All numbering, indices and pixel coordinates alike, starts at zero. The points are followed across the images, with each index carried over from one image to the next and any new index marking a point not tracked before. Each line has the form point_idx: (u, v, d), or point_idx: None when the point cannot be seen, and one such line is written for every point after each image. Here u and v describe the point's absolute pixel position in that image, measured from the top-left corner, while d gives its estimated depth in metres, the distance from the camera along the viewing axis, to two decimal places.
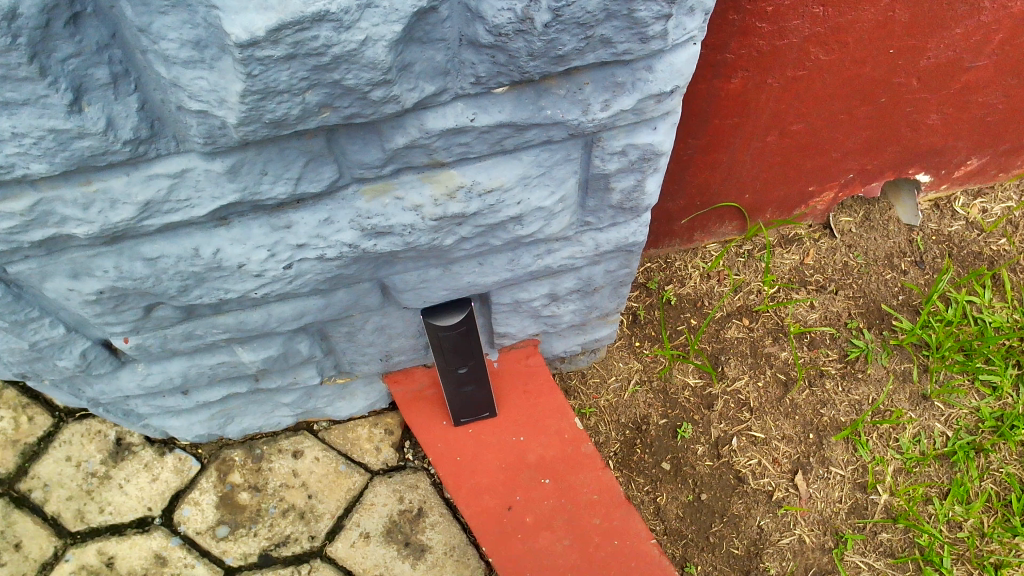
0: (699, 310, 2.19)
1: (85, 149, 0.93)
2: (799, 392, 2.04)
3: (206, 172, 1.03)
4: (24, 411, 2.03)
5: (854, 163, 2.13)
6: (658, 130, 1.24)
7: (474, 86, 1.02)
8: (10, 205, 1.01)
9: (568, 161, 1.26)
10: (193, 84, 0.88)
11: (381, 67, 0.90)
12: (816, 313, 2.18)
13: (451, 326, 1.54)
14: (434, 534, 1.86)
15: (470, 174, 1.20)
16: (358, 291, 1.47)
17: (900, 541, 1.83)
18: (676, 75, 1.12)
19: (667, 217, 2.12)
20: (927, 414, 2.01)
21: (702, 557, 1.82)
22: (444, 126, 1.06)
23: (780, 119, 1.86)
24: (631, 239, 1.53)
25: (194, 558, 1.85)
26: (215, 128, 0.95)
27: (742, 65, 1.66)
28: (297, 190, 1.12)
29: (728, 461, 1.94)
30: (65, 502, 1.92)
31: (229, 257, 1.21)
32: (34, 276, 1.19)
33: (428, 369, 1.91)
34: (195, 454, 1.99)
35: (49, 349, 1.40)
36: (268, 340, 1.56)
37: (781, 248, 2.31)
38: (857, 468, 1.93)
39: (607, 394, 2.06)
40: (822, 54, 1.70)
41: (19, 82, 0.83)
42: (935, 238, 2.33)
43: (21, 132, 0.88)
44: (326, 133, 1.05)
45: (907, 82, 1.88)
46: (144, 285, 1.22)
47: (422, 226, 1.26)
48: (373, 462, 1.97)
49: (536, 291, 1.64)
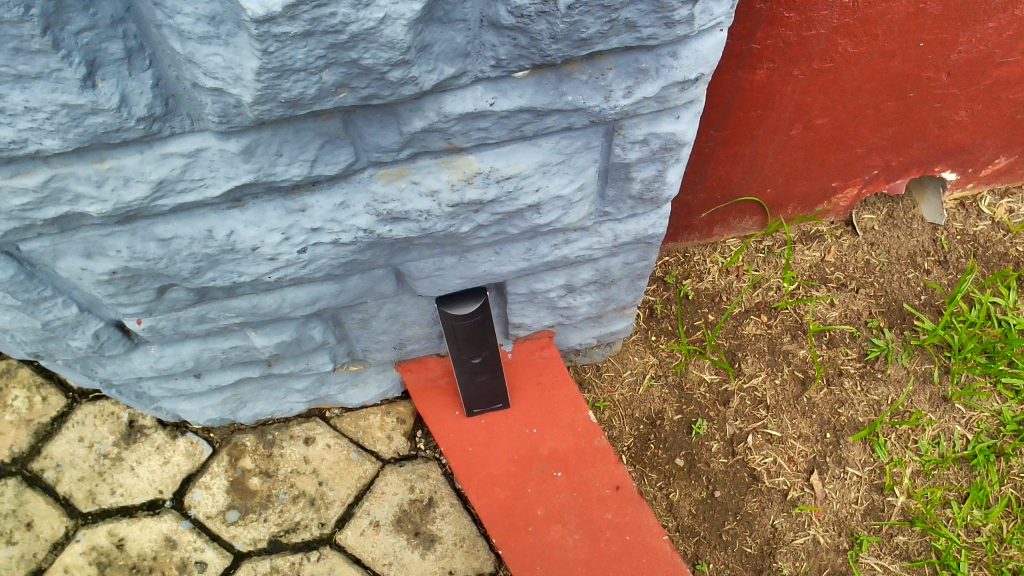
0: (717, 306, 2.16)
1: (98, 126, 0.92)
2: (817, 391, 2.01)
3: (220, 152, 1.02)
4: (37, 391, 2.04)
5: (878, 159, 2.09)
6: (681, 120, 1.21)
7: (495, 69, 1.00)
8: (23, 180, 1.00)
9: (588, 149, 1.23)
10: (208, 61, 0.86)
11: (400, 47, 0.88)
12: (836, 311, 2.14)
13: (467, 315, 1.51)
14: (445, 524, 1.85)
15: (488, 160, 1.18)
16: (372, 278, 1.45)
17: (917, 544, 1.81)
18: (701, 62, 1.09)
19: (687, 210, 2.09)
20: (948, 416, 1.97)
21: (714, 555, 1.80)
22: (463, 110, 1.04)
23: (805, 113, 1.82)
24: (651, 231, 1.50)
25: (205, 542, 1.85)
26: (230, 107, 0.93)
27: (769, 56, 1.62)
28: (312, 172, 1.10)
29: (743, 459, 1.92)
30: (77, 483, 1.93)
31: (243, 240, 1.20)
32: (48, 254, 1.19)
33: (442, 358, 1.89)
34: (207, 438, 1.98)
35: (62, 328, 1.40)
36: (281, 325, 1.55)
37: (802, 244, 2.27)
38: (875, 469, 1.90)
39: (622, 387, 2.04)
40: (850, 46, 1.67)
41: (31, 55, 0.82)
42: (961, 238, 2.28)
43: (34, 106, 0.87)
44: (343, 114, 1.03)
45: (937, 77, 1.84)
46: (157, 266, 1.21)
47: (439, 212, 1.24)
48: (384, 450, 1.96)
49: (552, 282, 1.62)
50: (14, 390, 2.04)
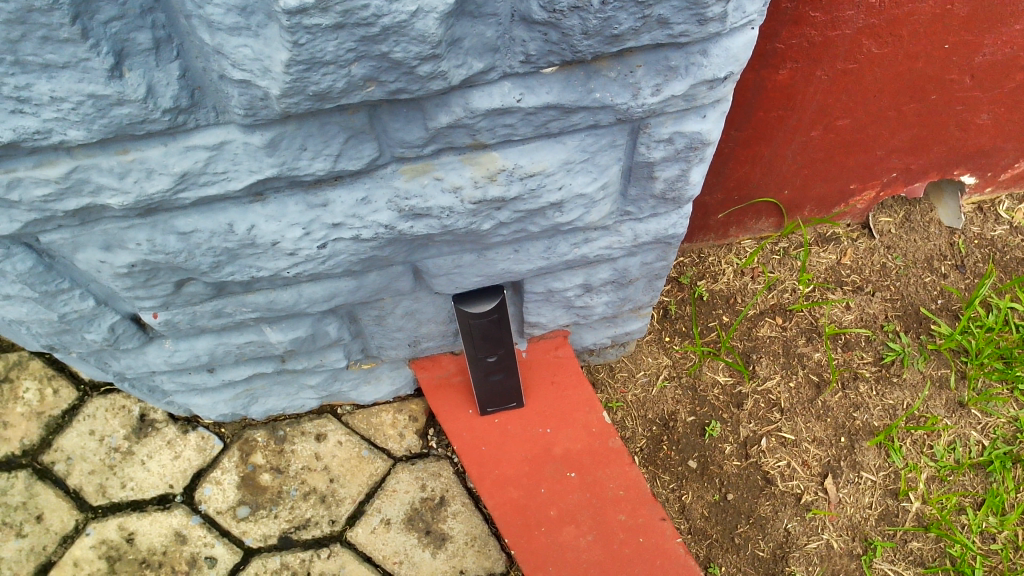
0: (731, 307, 2.14)
1: (123, 117, 0.91)
2: (832, 394, 2.00)
3: (244, 146, 1.01)
4: (49, 383, 2.03)
5: (898, 161, 2.07)
6: (707, 119, 1.20)
7: (524, 65, 0.99)
8: (46, 171, 0.99)
9: (612, 147, 1.22)
10: (237, 52, 0.85)
11: (431, 41, 0.87)
12: (852, 314, 2.12)
13: (483, 314, 1.52)
14: (456, 523, 1.84)
15: (512, 157, 1.16)
16: (390, 274, 1.44)
17: (931, 550, 1.79)
18: (731, 61, 1.08)
19: (703, 210, 2.07)
20: (964, 422, 1.96)
21: (726, 558, 1.79)
22: (490, 106, 1.03)
23: (826, 113, 1.81)
24: (671, 231, 1.49)
25: (215, 537, 1.84)
26: (257, 99, 0.92)
27: (792, 56, 1.61)
28: (335, 167, 1.09)
29: (757, 462, 1.90)
30: (87, 476, 1.92)
31: (263, 234, 1.18)
32: (67, 246, 1.18)
33: (456, 356, 1.88)
34: (218, 433, 1.97)
35: (78, 321, 1.39)
36: (297, 321, 1.54)
37: (818, 247, 2.25)
38: (890, 474, 1.89)
39: (636, 388, 2.03)
40: (875, 47, 1.66)
41: (60, 44, 0.81)
42: (978, 242, 2.26)
43: (60, 96, 0.86)
44: (369, 108, 1.02)
45: (960, 79, 1.82)
46: (176, 259, 1.20)
47: (461, 209, 1.22)
48: (395, 448, 1.95)
49: (570, 281, 1.61)
50: (25, 382, 2.03)
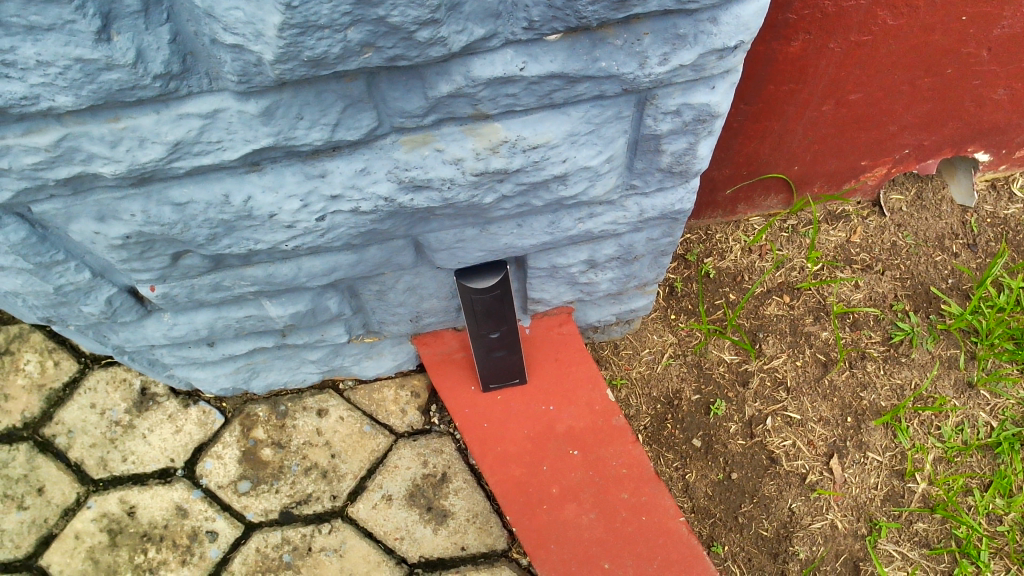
0: (738, 285, 2.11)
1: (113, 82, 0.88)
2: (839, 373, 1.97)
3: (239, 114, 0.98)
4: (49, 356, 2.02)
5: (911, 137, 2.03)
6: (716, 90, 1.16)
7: (527, 31, 0.95)
8: (35, 139, 0.97)
9: (618, 119, 1.19)
10: (228, 15, 0.82)
11: (429, 4, 0.84)
12: (861, 293, 2.09)
13: (485, 290, 1.49)
14: (457, 499, 1.83)
15: (515, 128, 1.13)
16: (391, 248, 1.41)
17: (936, 532, 1.77)
18: (741, 29, 1.04)
19: (711, 184, 2.04)
20: (973, 403, 1.93)
21: (730, 537, 1.78)
22: (491, 74, 1.00)
23: (839, 88, 1.77)
24: (677, 206, 1.45)
25: (216, 512, 1.83)
26: (250, 65, 0.89)
27: (805, 27, 1.58)
28: (333, 137, 1.06)
29: (762, 441, 1.88)
30: (88, 450, 1.91)
31: (260, 206, 1.16)
32: (60, 217, 1.15)
33: (459, 331, 1.86)
34: (219, 408, 1.96)
35: (75, 293, 1.37)
36: (296, 295, 1.51)
37: (828, 224, 2.21)
38: (896, 454, 1.87)
39: (641, 365, 2.00)
40: (889, 18, 1.62)
41: (43, 4, 0.79)
42: (991, 221, 2.22)
43: (46, 60, 0.84)
44: (367, 76, 0.99)
45: (977, 53, 1.78)
46: (172, 231, 1.18)
47: (462, 181, 1.19)
48: (398, 424, 1.93)
49: (574, 257, 1.58)
50: (26, 354, 2.02)
